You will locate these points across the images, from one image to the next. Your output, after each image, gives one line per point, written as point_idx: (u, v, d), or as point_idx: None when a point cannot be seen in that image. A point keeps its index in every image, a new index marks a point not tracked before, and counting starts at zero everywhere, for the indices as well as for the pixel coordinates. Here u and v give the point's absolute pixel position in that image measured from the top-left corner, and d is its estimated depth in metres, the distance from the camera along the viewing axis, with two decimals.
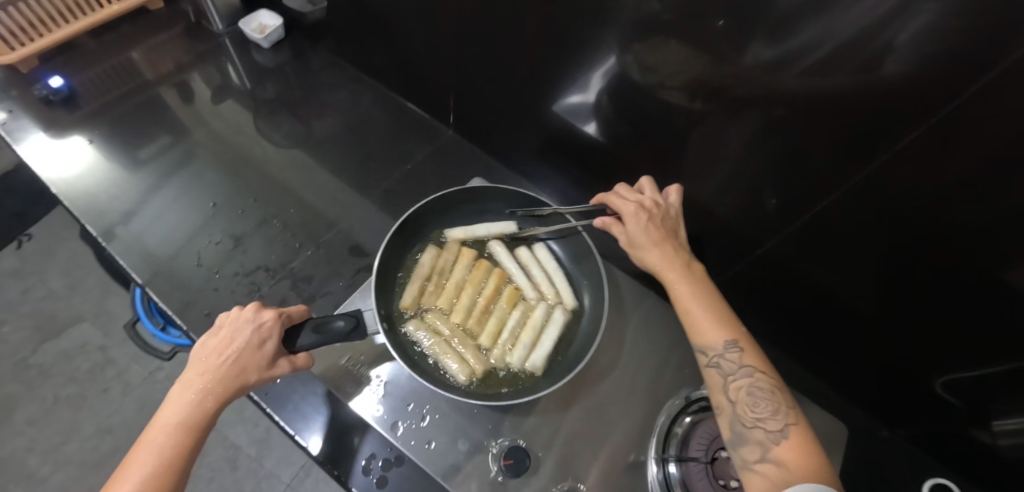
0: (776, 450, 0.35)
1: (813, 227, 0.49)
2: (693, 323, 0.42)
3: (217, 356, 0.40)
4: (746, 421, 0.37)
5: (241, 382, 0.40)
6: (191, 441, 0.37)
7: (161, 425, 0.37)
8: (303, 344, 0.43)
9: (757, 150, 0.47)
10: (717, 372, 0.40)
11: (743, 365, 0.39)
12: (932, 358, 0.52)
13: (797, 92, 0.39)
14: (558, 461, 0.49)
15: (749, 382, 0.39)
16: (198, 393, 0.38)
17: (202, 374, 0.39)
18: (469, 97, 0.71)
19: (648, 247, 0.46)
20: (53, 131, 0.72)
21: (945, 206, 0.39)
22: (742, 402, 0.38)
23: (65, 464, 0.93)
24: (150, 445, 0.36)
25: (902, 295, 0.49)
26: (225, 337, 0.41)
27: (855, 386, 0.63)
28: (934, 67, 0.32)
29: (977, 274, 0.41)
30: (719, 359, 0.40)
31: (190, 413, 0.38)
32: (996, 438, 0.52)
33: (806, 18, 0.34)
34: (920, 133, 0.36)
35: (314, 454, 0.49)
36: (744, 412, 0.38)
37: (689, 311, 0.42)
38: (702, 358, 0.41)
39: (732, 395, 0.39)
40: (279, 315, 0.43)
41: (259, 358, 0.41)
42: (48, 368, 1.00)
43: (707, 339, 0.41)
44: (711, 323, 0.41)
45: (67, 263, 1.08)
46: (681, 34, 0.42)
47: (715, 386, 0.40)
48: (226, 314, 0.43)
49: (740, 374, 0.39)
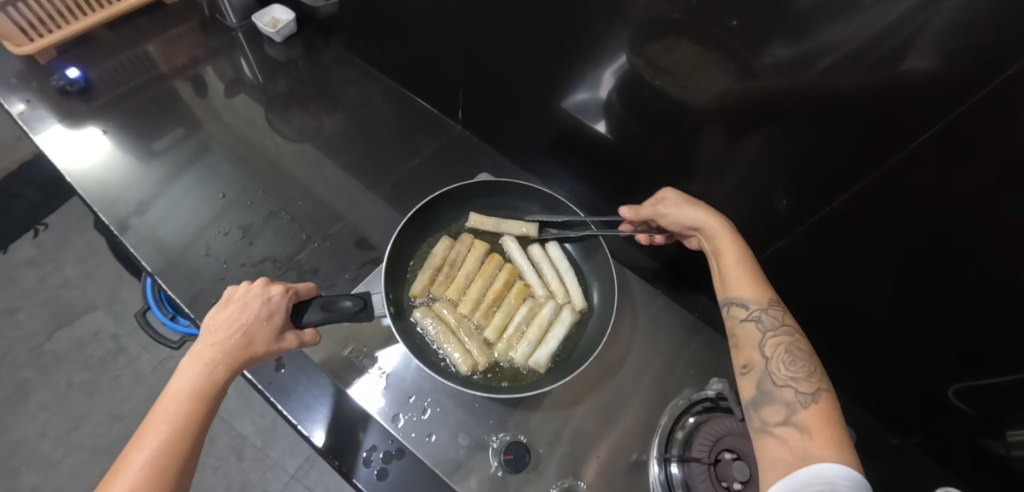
0: (802, 413, 0.35)
1: (824, 227, 0.49)
2: (733, 276, 0.43)
3: (227, 329, 0.40)
4: (779, 376, 0.38)
5: (249, 354, 0.40)
6: (204, 409, 0.36)
7: (173, 394, 0.36)
8: (309, 320, 0.44)
9: (769, 149, 0.46)
10: (755, 325, 0.40)
11: (783, 324, 0.40)
12: (946, 366, 0.50)
13: (809, 88, 0.39)
14: (559, 458, 0.48)
15: (787, 341, 0.39)
16: (210, 363, 0.38)
17: (212, 346, 0.39)
18: (478, 92, 0.71)
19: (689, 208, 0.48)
20: (70, 122, 0.73)
21: (962, 207, 0.38)
22: (777, 360, 0.39)
23: (76, 448, 0.95)
24: (162, 413, 0.35)
25: (915, 299, 0.47)
26: (234, 311, 0.41)
27: (868, 393, 0.62)
28: (955, 65, 0.31)
29: (993, 279, 0.40)
30: (760, 313, 0.41)
31: (203, 382, 0.37)
32: (1008, 449, 0.50)
33: (822, 14, 0.34)
34: (938, 130, 0.35)
35: (318, 445, 0.49)
36: (777, 369, 0.38)
37: (732, 264, 0.44)
38: (740, 310, 0.41)
39: (768, 352, 0.39)
40: (286, 290, 0.44)
41: (267, 329, 0.42)
42: (62, 355, 1.02)
43: (748, 292, 0.42)
44: (753, 279, 0.42)
45: (82, 253, 1.10)
46: (692, 30, 0.41)
47: (750, 340, 0.40)
48: (235, 289, 0.43)
49: (778, 332, 0.40)
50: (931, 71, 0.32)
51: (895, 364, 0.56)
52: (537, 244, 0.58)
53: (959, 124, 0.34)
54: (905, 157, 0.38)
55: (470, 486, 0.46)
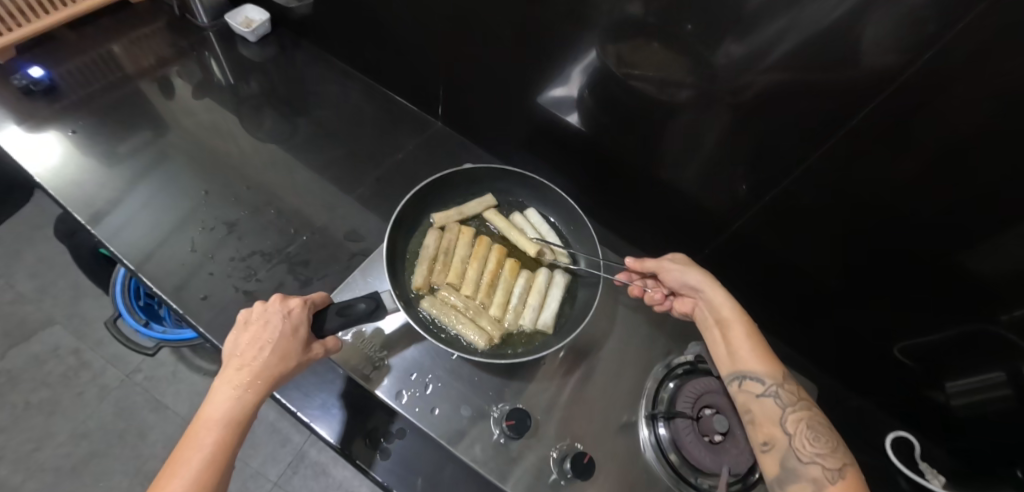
0: (831, 489, 0.38)
1: (781, 206, 0.53)
2: (746, 353, 0.46)
3: (252, 349, 0.41)
4: (804, 451, 0.40)
5: (279, 371, 0.41)
6: (235, 432, 0.38)
7: (205, 419, 0.38)
8: (330, 328, 0.44)
9: (729, 138, 0.50)
10: (773, 401, 0.43)
11: (799, 399, 0.43)
12: (892, 327, 0.57)
13: (762, 82, 0.43)
14: (559, 425, 0.52)
15: (806, 415, 0.42)
16: (238, 387, 0.39)
17: (239, 369, 0.40)
18: (457, 90, 0.73)
19: (701, 277, 0.51)
20: (30, 124, 0.71)
21: (895, 179, 0.43)
22: (800, 435, 0.41)
23: (36, 472, 0.90)
24: (196, 441, 0.37)
25: (863, 269, 0.53)
26: (256, 330, 0.42)
27: (826, 358, 0.68)
28: (885, 58, 0.36)
29: (928, 244, 0.46)
30: (776, 387, 0.44)
31: (234, 407, 0.38)
32: (950, 398, 0.57)
33: (772, 16, 0.38)
34: (870, 109, 0.40)
35: (331, 442, 0.56)
36: (802, 445, 0.41)
37: (742, 338, 0.47)
38: (756, 387, 0.44)
39: (790, 428, 0.42)
40: (305, 302, 0.44)
41: (294, 344, 0.42)
42: (18, 374, 0.97)
43: (761, 368, 0.45)
44: (763, 354, 0.46)
45: (37, 265, 1.05)
46: (659, 31, 0.45)
47: (770, 417, 0.43)
48: (251, 310, 0.43)
49: (796, 407, 0.43)
50: (861, 64, 0.37)
51: (852, 331, 0.61)
52: (518, 213, 0.62)
53: (889, 103, 0.39)
54: (851, 141, 0.43)
55: (475, 454, 0.49)
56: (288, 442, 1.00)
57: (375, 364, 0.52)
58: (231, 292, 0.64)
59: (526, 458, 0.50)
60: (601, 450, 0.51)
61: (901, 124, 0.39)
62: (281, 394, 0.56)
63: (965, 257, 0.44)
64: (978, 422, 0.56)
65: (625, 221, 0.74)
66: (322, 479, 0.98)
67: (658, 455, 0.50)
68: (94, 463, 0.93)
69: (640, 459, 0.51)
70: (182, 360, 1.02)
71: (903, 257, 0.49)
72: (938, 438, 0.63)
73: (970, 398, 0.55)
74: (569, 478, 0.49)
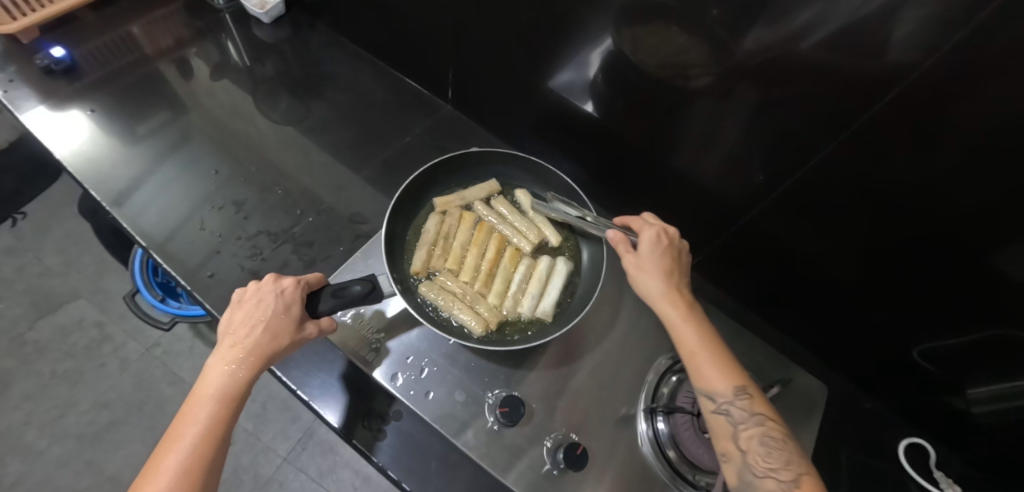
0: None
1: (798, 197, 0.51)
2: (699, 367, 0.41)
3: (245, 328, 0.41)
4: (758, 473, 0.37)
5: (273, 348, 0.41)
6: (229, 409, 0.39)
7: (200, 395, 0.39)
8: (325, 309, 0.45)
9: (745, 126, 0.48)
10: (726, 419, 0.39)
11: (754, 414, 0.39)
12: (912, 329, 0.54)
13: (782, 70, 0.41)
14: (552, 415, 0.52)
15: (760, 432, 0.39)
16: (233, 364, 0.40)
17: (232, 346, 0.40)
18: (468, 72, 0.72)
19: (653, 276, 0.45)
20: (53, 102, 0.73)
21: (919, 173, 0.41)
22: (753, 452, 0.38)
23: (61, 437, 0.95)
24: (191, 416, 0.37)
25: (882, 266, 0.50)
26: (250, 307, 0.42)
27: (839, 357, 0.66)
28: (924, 47, 0.33)
29: (958, 245, 0.43)
30: (728, 406, 0.40)
31: (228, 383, 0.39)
32: (971, 405, 0.54)
33: (800, 4, 0.36)
34: (891, 100, 0.38)
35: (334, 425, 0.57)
36: (755, 461, 0.38)
37: (695, 354, 0.42)
38: (709, 403, 0.41)
39: (743, 444, 0.39)
40: (298, 282, 0.45)
41: (287, 322, 0.42)
42: (45, 344, 1.01)
43: (714, 385, 0.41)
44: (716, 371, 0.41)
45: (63, 241, 1.08)
46: (677, 17, 0.43)
47: (723, 434, 0.40)
48: (245, 289, 0.44)
49: (751, 422, 0.39)
50: (897, 51, 0.35)
51: (867, 331, 0.59)
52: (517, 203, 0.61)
53: (910, 95, 0.36)
54: (873, 133, 0.41)
55: (468, 439, 0.49)
56: (298, 419, 1.03)
57: (373, 346, 0.52)
58: (237, 271, 0.65)
59: (521, 447, 0.50)
60: (598, 442, 0.51)
61: (934, 116, 0.37)
62: (282, 372, 0.57)
63: (998, 259, 0.41)
64: (997, 430, 0.54)
65: (633, 208, 0.72)
66: (328, 457, 1.01)
67: (654, 448, 0.50)
68: (113, 432, 0.97)
69: (638, 453, 0.51)
70: (199, 336, 1.05)
71: (925, 255, 0.46)
72: (953, 445, 0.60)
73: (993, 405, 0.52)
74: (562, 468, 0.49)
